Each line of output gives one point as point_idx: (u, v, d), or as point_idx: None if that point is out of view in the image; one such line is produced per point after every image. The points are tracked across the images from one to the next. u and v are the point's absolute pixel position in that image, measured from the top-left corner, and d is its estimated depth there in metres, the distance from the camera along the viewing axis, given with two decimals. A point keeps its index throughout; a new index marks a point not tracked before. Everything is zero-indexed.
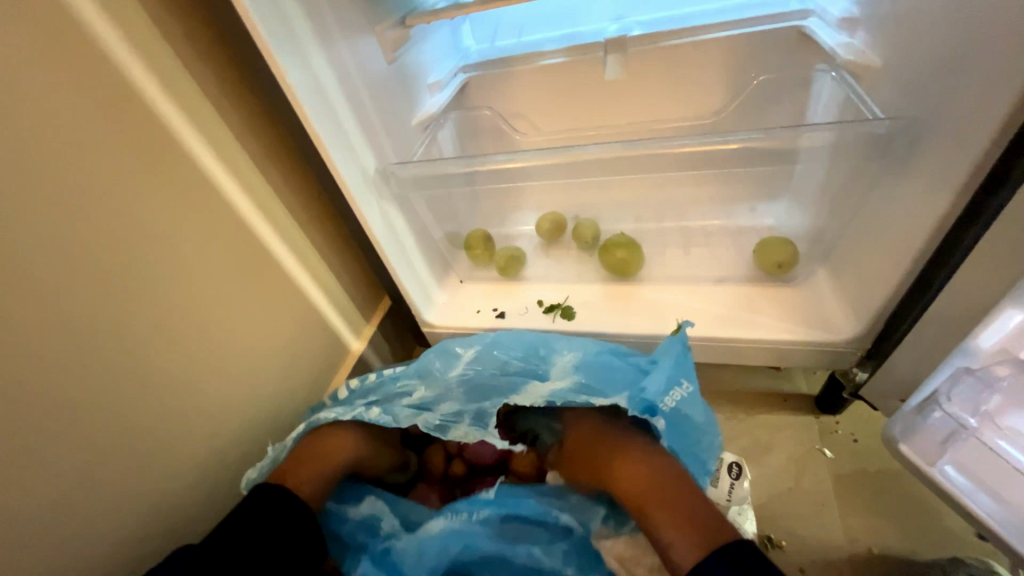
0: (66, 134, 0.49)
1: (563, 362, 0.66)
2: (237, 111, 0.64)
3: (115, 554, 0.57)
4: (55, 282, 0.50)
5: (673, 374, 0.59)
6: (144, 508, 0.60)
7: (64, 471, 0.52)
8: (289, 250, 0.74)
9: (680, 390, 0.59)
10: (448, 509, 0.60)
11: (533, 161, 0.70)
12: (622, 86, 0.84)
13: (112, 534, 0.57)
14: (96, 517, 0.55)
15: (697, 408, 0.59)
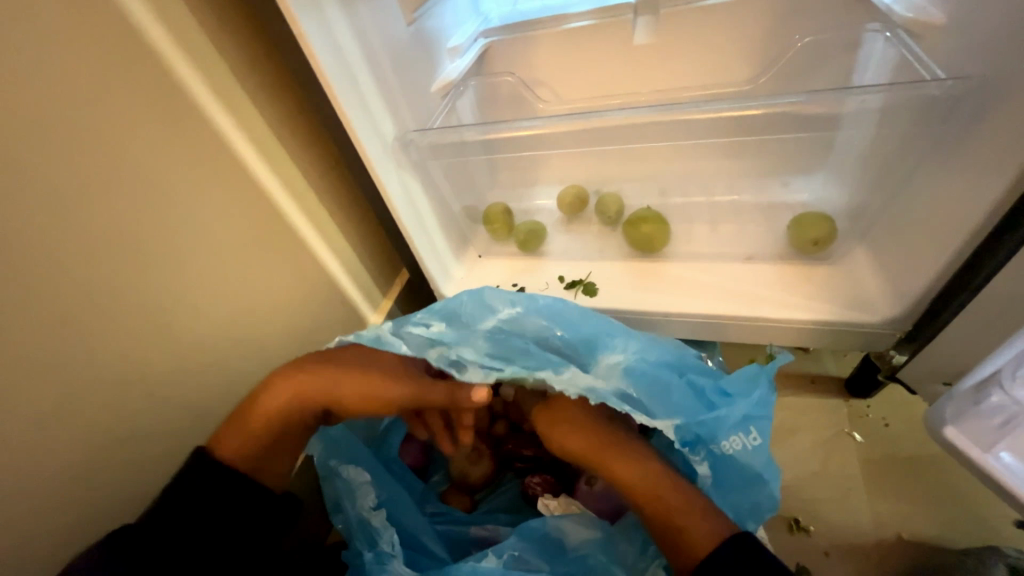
0: (77, 94, 0.48)
1: (611, 361, 0.57)
2: (253, 73, 0.62)
3: None
4: (72, 249, 0.49)
5: (741, 420, 0.55)
6: None
7: None
8: (306, 220, 0.73)
9: (743, 440, 0.55)
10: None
11: (557, 129, 0.67)
12: (652, 50, 0.80)
13: None
14: None
15: (759, 463, 0.54)
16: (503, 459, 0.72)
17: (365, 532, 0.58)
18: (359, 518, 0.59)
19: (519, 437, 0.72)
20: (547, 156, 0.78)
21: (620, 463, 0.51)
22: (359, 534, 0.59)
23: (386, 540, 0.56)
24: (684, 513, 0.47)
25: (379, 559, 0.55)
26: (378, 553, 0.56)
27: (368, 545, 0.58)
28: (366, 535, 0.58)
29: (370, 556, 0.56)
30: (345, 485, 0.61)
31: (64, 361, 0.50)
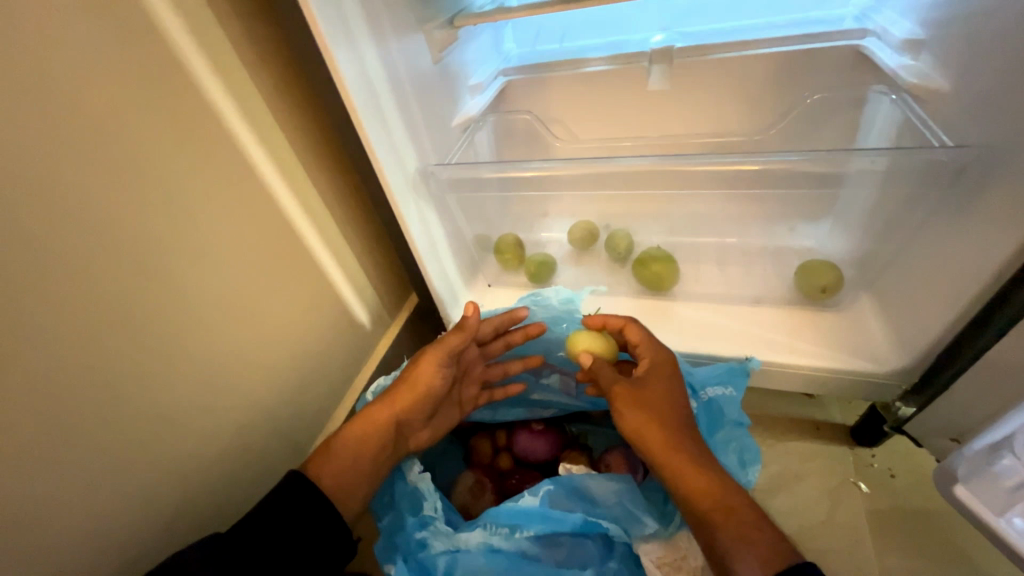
0: (124, 119, 0.49)
1: None
2: (284, 103, 0.64)
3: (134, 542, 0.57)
4: (109, 269, 0.50)
5: (719, 375, 0.61)
6: (166, 498, 0.59)
7: (94, 455, 0.51)
8: (322, 244, 0.74)
9: (722, 390, 0.60)
10: (487, 522, 0.53)
11: (572, 170, 0.69)
12: (665, 98, 0.83)
13: (134, 520, 0.56)
14: (119, 504, 0.54)
15: (736, 411, 0.58)
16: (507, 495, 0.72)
17: (409, 498, 0.57)
18: (408, 487, 0.57)
19: (524, 471, 0.73)
20: (561, 193, 0.79)
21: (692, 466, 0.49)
22: (404, 501, 0.57)
23: (429, 502, 0.54)
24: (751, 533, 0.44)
25: (421, 521, 0.54)
26: (421, 516, 0.54)
27: (410, 511, 0.56)
28: (411, 501, 0.56)
29: (410, 521, 0.54)
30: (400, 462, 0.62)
31: (91, 383, 0.50)
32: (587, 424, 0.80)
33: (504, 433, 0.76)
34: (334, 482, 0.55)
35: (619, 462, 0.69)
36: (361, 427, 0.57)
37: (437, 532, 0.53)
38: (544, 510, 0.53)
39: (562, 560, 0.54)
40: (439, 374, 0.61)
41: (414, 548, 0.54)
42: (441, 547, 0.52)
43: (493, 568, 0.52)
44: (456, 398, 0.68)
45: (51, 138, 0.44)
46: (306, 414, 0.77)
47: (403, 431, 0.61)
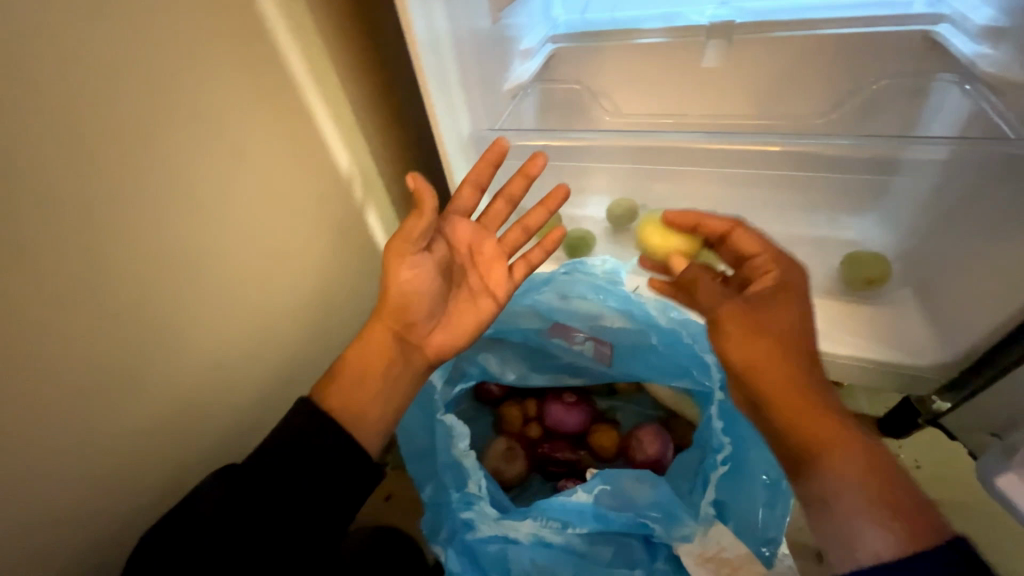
0: (199, 58, 0.49)
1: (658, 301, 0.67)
2: (343, 54, 0.63)
3: (183, 481, 0.58)
4: (182, 209, 0.50)
5: None
6: (213, 440, 0.61)
7: (155, 394, 0.52)
8: (367, 202, 0.74)
9: None
10: (539, 514, 0.50)
11: (614, 143, 0.71)
12: (718, 77, 0.81)
13: (184, 459, 0.58)
14: (173, 443, 0.56)
15: None
16: (536, 462, 0.73)
17: (452, 471, 0.53)
18: (450, 458, 0.53)
19: (555, 441, 0.74)
20: (595, 167, 0.79)
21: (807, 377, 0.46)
22: (448, 474, 0.53)
23: (475, 481, 0.51)
24: (874, 480, 0.41)
25: (466, 500, 0.51)
26: (466, 495, 0.51)
27: (454, 485, 0.53)
28: (454, 474, 0.53)
29: (454, 498, 0.51)
30: (440, 428, 0.55)
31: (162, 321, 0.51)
32: (615, 399, 0.80)
33: (534, 403, 0.77)
34: (341, 405, 0.52)
35: (650, 438, 0.69)
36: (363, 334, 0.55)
37: (482, 514, 0.50)
38: (597, 510, 0.49)
39: (607, 555, 0.52)
40: (407, 263, 0.54)
41: (461, 528, 0.51)
42: (490, 531, 0.50)
43: (544, 558, 0.51)
44: (479, 287, 0.58)
45: (139, 72, 0.45)
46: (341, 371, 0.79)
47: (409, 334, 0.56)
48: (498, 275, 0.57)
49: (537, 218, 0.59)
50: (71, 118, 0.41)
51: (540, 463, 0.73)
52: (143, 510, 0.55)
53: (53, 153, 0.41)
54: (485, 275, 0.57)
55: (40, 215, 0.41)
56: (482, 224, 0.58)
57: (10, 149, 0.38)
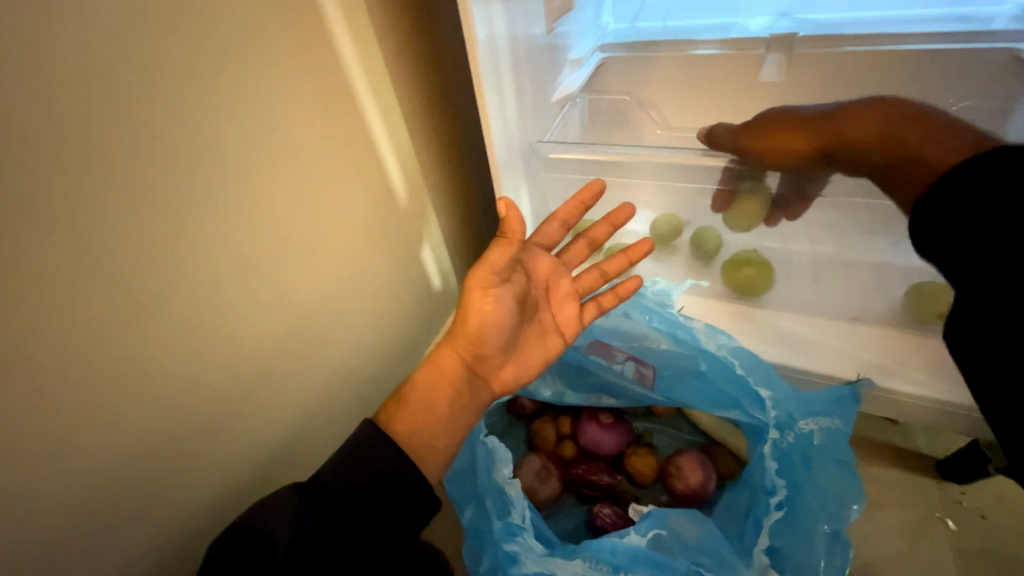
0: (261, 58, 0.47)
1: (710, 329, 0.65)
2: (397, 58, 0.62)
3: (227, 502, 0.55)
4: (237, 213, 0.48)
5: (825, 405, 0.57)
6: (260, 457, 0.57)
7: (206, 405, 0.50)
8: (414, 208, 0.71)
9: (828, 422, 0.57)
10: (586, 552, 0.49)
11: (665, 160, 0.66)
12: (778, 91, 0.78)
13: (230, 477, 0.54)
14: (221, 460, 0.53)
15: (842, 449, 0.55)
16: (569, 483, 0.71)
17: (495, 498, 0.53)
18: (494, 484, 0.53)
19: (590, 462, 0.71)
20: (641, 185, 0.73)
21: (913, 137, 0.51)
22: (490, 500, 0.53)
23: (518, 511, 0.51)
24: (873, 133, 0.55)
25: (510, 531, 0.51)
26: (509, 525, 0.51)
27: (497, 514, 0.52)
28: (498, 502, 0.52)
29: (498, 527, 0.51)
30: (483, 452, 0.55)
31: (215, 329, 0.49)
32: (654, 422, 0.75)
33: (568, 421, 0.74)
34: (406, 428, 0.50)
35: (692, 466, 0.66)
36: (434, 359, 0.54)
37: (526, 547, 0.49)
38: (651, 553, 0.49)
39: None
40: (490, 296, 0.53)
41: (505, 561, 0.50)
42: (535, 567, 0.49)
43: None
44: (550, 324, 0.58)
45: (207, 70, 0.43)
46: (385, 385, 0.75)
47: (480, 365, 0.56)
48: (570, 314, 0.58)
49: (617, 265, 0.61)
50: (133, 118, 0.39)
51: (572, 485, 0.70)
52: (185, 530, 0.51)
53: (114, 152, 0.39)
54: (558, 313, 0.58)
55: (101, 216, 0.39)
56: (561, 260, 0.59)
57: (74, 151, 0.36)
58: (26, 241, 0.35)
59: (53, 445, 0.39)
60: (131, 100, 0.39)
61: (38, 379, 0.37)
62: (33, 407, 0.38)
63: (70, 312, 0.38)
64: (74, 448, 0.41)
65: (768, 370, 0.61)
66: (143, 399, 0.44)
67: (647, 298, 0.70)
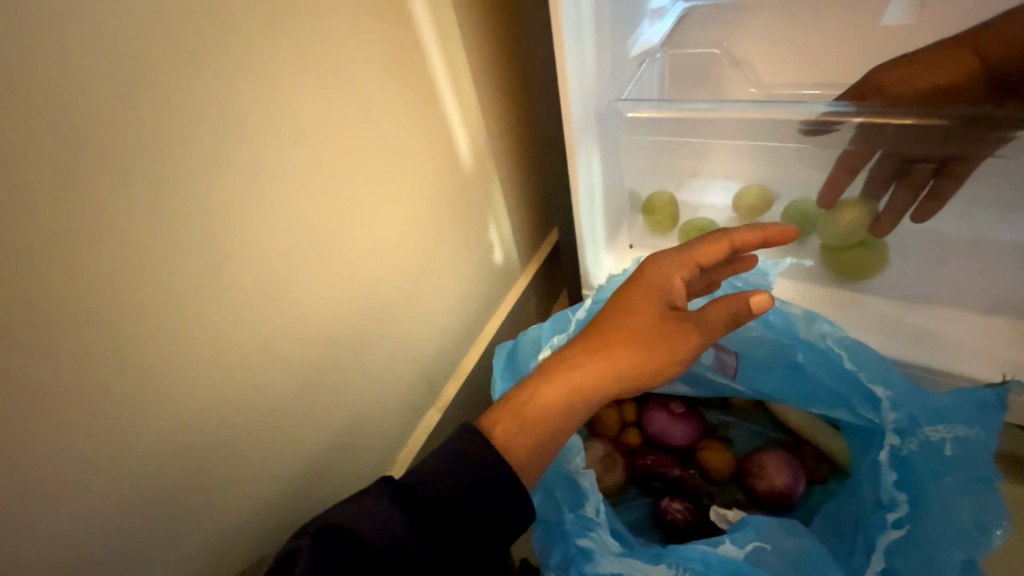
0: (330, 17, 0.44)
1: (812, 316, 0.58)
2: (469, 8, 0.56)
3: (295, 469, 0.55)
4: (307, 183, 0.47)
5: (959, 410, 0.49)
6: (325, 428, 0.57)
7: (272, 373, 0.49)
8: (479, 178, 0.67)
9: (961, 431, 0.49)
10: (671, 557, 0.45)
11: (762, 118, 0.57)
12: (906, 37, 0.66)
13: (297, 446, 0.54)
14: (289, 427, 0.53)
15: (981, 463, 0.47)
16: (635, 473, 0.66)
17: (566, 488, 0.50)
18: (565, 474, 0.50)
19: (658, 453, 0.66)
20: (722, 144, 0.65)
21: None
22: (561, 491, 0.50)
23: (592, 503, 0.48)
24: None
25: (583, 524, 0.48)
26: (582, 517, 0.48)
27: (568, 505, 0.50)
28: (570, 493, 0.50)
29: (569, 520, 0.48)
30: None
31: (283, 302, 0.48)
32: (731, 415, 0.69)
33: (633, 407, 0.68)
34: (526, 458, 0.41)
35: (778, 467, 0.59)
36: (570, 407, 0.43)
37: (601, 543, 0.46)
38: (748, 566, 0.44)
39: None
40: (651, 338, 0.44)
41: (578, 557, 0.47)
42: (612, 568, 0.45)
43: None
44: None
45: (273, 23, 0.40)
46: (447, 362, 0.73)
47: None
48: None
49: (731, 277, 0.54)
50: (201, 83, 0.38)
51: (639, 476, 0.66)
52: (258, 495, 0.52)
53: (184, 112, 0.37)
54: None
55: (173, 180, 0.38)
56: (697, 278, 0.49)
57: (146, 117, 0.35)
58: (103, 203, 0.35)
59: (139, 411, 0.40)
60: (199, 62, 0.37)
61: (122, 347, 0.38)
62: (118, 374, 0.38)
63: (149, 282, 0.38)
64: (156, 416, 0.41)
65: (882, 365, 0.54)
66: (216, 365, 0.44)
67: (738, 279, 0.62)
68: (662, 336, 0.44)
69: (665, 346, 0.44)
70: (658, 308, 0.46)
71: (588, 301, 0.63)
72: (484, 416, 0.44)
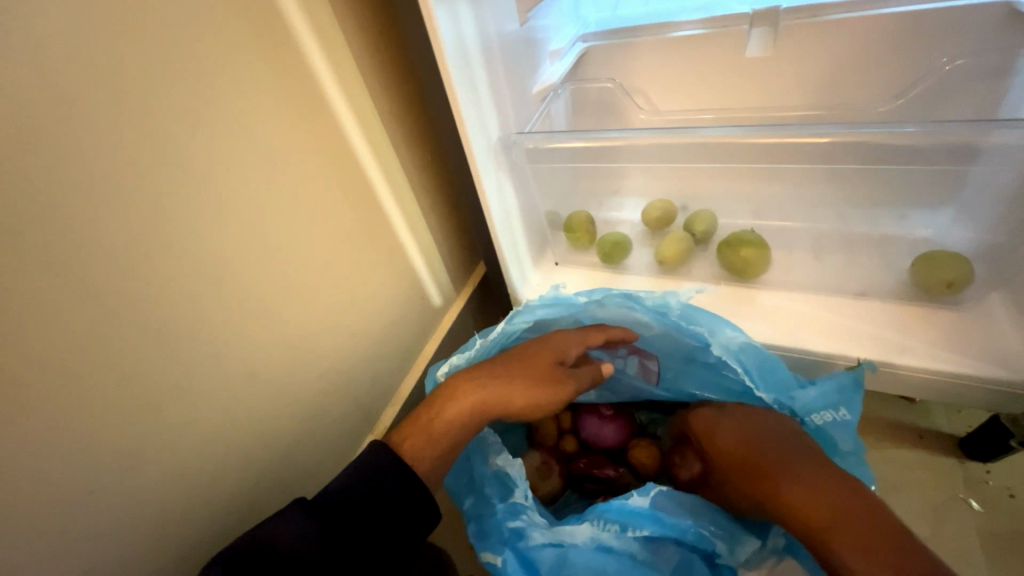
0: (228, 74, 0.48)
1: (726, 338, 0.62)
2: (372, 63, 0.61)
3: (236, 510, 0.56)
4: (215, 228, 0.49)
5: (832, 399, 0.58)
6: (263, 465, 0.59)
7: (203, 419, 0.51)
8: (402, 215, 0.72)
9: (833, 414, 0.58)
10: (595, 516, 0.52)
11: (651, 142, 0.65)
12: (767, 66, 0.76)
13: (233, 487, 0.56)
14: (225, 468, 0.54)
15: (849, 437, 0.58)
16: (574, 478, 0.69)
17: (494, 484, 0.55)
18: (491, 472, 0.55)
19: (592, 455, 0.69)
20: (629, 167, 0.74)
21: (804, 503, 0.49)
22: (490, 487, 0.55)
23: (519, 491, 0.52)
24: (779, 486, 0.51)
25: (512, 510, 0.52)
26: (512, 504, 0.52)
27: (498, 496, 0.54)
28: (499, 486, 0.55)
29: (500, 508, 0.53)
30: (475, 442, 0.58)
31: (209, 348, 0.50)
32: (658, 411, 0.74)
33: (568, 415, 0.72)
34: (432, 468, 0.50)
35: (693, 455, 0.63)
36: (469, 424, 0.53)
37: (530, 520, 0.51)
38: (654, 512, 0.52)
39: (669, 565, 0.52)
40: (540, 381, 0.55)
41: (511, 537, 0.52)
42: (543, 539, 0.51)
43: (607, 567, 0.50)
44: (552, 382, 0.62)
45: (169, 92, 0.44)
46: (385, 390, 0.75)
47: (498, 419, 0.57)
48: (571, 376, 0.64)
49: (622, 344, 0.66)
50: (105, 154, 0.40)
51: (576, 479, 0.69)
52: (196, 539, 0.53)
53: (89, 182, 0.40)
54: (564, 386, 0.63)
55: (85, 245, 0.40)
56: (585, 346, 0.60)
57: (50, 192, 0.38)
58: (12, 274, 0.37)
59: (59, 469, 0.41)
60: (102, 135, 0.40)
61: (25, 401, 0.39)
62: (34, 436, 0.39)
63: (53, 335, 0.40)
64: (71, 472, 0.42)
65: (773, 374, 0.60)
66: (139, 417, 0.46)
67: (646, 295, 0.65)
68: (549, 382, 0.56)
69: (547, 392, 0.55)
70: (551, 361, 0.57)
71: (498, 328, 0.65)
72: (397, 433, 0.52)
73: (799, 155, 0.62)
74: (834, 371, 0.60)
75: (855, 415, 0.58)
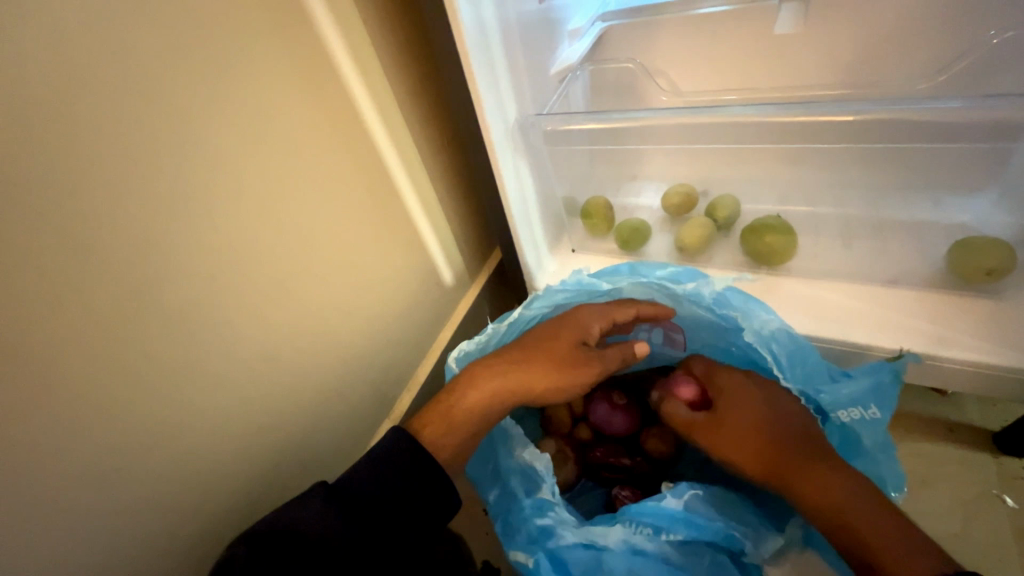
0: (243, 54, 0.47)
1: (761, 324, 0.59)
2: (387, 43, 0.60)
3: (257, 491, 0.57)
4: (232, 212, 0.49)
5: (865, 396, 0.57)
6: (283, 447, 0.59)
7: (225, 402, 0.52)
8: (418, 201, 0.71)
9: (863, 412, 0.56)
10: (627, 518, 0.51)
11: (672, 122, 0.63)
12: (797, 43, 0.73)
13: (254, 468, 0.57)
14: (246, 450, 0.55)
15: (877, 437, 0.56)
16: (589, 466, 0.68)
17: (519, 477, 0.55)
18: (516, 465, 0.55)
19: (606, 445, 0.68)
20: (649, 149, 0.72)
21: (839, 496, 0.47)
22: (516, 481, 0.55)
23: (546, 486, 0.52)
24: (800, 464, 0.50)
25: (540, 506, 0.52)
26: (540, 500, 0.52)
27: (525, 492, 0.54)
28: (524, 480, 0.54)
29: (528, 504, 0.52)
30: (498, 432, 0.58)
31: (229, 332, 0.51)
32: None
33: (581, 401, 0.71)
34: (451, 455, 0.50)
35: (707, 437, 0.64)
36: (489, 411, 0.52)
37: (561, 519, 0.50)
38: (687, 514, 0.51)
39: (702, 567, 0.51)
40: (562, 365, 0.54)
41: (541, 535, 0.51)
42: (575, 538, 0.50)
43: (640, 568, 0.50)
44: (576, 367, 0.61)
45: (185, 73, 0.43)
46: (401, 376, 0.75)
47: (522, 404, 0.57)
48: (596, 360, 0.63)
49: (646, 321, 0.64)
50: (124, 137, 0.40)
51: (590, 467, 0.68)
52: (220, 519, 0.54)
53: (110, 166, 0.40)
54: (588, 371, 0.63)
55: (107, 228, 0.40)
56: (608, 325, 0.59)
57: (72, 175, 0.38)
58: (37, 258, 0.37)
59: (87, 449, 0.42)
60: (121, 117, 0.40)
61: (49, 383, 0.39)
62: (63, 416, 0.40)
63: (79, 317, 0.40)
64: (98, 451, 0.43)
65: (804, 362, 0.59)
66: (162, 399, 0.46)
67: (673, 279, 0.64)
68: (573, 367, 0.54)
69: (569, 375, 0.54)
70: (574, 343, 0.55)
71: (516, 313, 0.64)
72: (417, 419, 0.52)
73: (830, 136, 0.60)
74: (872, 368, 0.57)
75: (886, 416, 0.56)
